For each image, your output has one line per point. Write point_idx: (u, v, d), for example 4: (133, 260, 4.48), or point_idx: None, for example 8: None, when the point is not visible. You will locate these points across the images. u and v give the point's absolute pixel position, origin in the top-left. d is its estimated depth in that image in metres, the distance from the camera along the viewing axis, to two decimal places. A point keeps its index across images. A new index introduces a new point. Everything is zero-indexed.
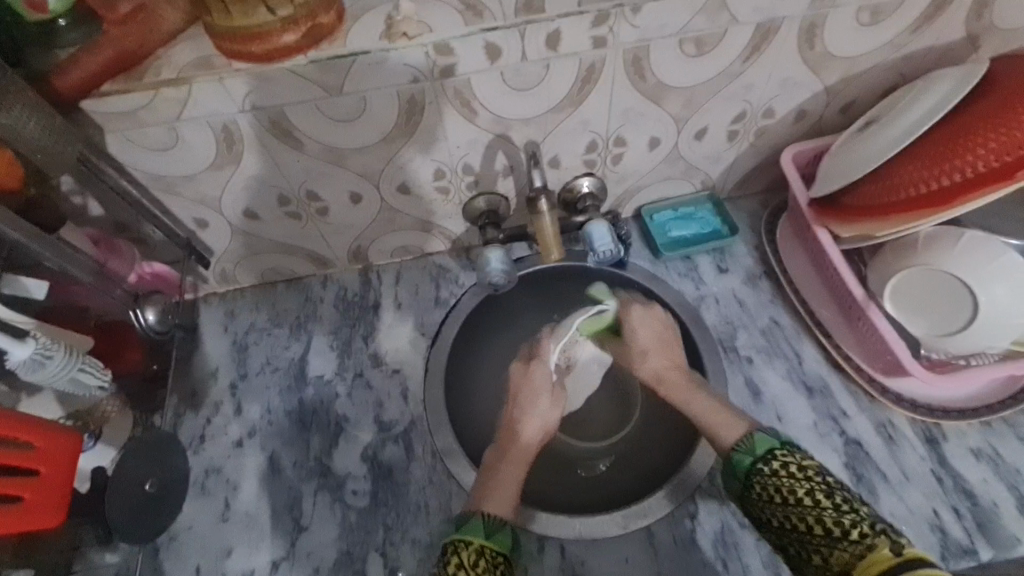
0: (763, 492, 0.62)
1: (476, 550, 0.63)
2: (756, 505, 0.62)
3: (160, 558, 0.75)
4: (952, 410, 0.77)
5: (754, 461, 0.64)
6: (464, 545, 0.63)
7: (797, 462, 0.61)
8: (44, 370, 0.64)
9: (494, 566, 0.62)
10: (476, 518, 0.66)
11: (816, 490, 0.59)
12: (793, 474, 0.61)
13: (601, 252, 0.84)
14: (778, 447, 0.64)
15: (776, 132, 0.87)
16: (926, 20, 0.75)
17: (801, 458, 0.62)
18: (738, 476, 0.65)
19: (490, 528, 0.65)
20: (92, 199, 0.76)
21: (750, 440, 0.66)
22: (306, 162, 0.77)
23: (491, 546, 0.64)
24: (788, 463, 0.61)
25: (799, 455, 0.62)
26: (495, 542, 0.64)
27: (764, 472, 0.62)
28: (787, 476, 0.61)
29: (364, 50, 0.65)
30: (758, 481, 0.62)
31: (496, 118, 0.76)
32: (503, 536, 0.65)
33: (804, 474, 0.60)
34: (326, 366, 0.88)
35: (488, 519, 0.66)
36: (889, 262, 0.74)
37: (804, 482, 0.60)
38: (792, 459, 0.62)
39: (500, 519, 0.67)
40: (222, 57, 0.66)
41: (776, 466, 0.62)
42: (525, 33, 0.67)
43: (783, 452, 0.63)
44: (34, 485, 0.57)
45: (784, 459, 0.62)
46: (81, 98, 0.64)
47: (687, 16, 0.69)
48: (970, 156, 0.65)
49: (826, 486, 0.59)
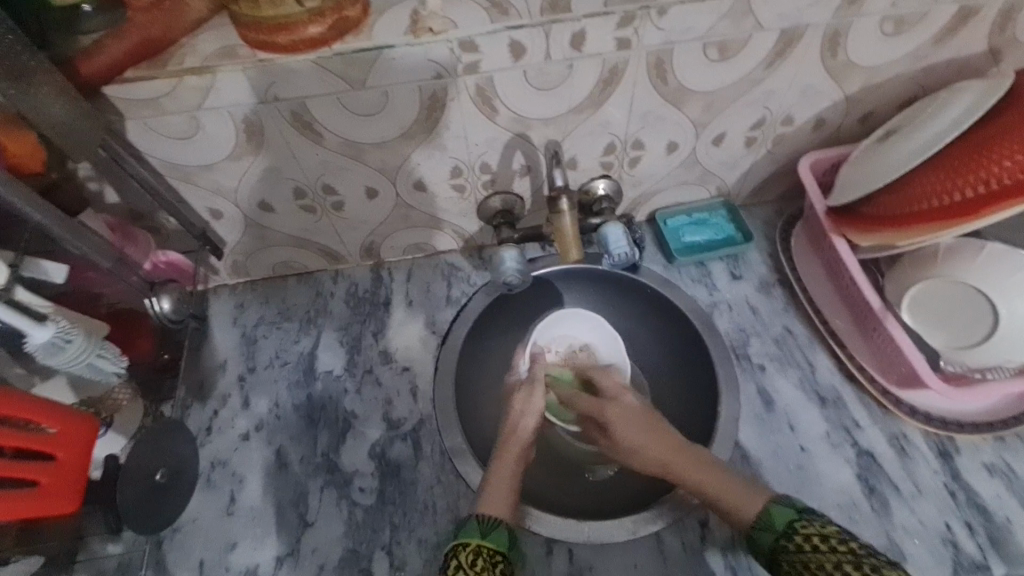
0: (792, 570, 0.61)
1: (473, 551, 0.64)
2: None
3: (164, 550, 0.74)
4: (967, 424, 0.77)
5: (776, 538, 0.63)
6: (462, 548, 0.65)
7: (819, 533, 0.61)
8: (63, 355, 0.63)
9: (492, 564, 0.64)
10: (472, 521, 0.68)
11: (844, 563, 0.58)
12: (819, 547, 0.60)
13: (616, 255, 0.83)
14: (798, 519, 0.63)
15: (793, 139, 0.87)
16: (949, 33, 0.75)
17: (822, 527, 0.61)
18: (764, 552, 0.64)
19: (485, 528, 0.67)
20: (108, 186, 0.76)
21: (767, 515, 0.64)
22: (324, 156, 0.77)
23: (489, 545, 0.65)
24: (812, 537, 0.61)
25: (818, 522, 0.61)
26: (492, 542, 0.66)
27: (789, 548, 0.62)
28: (812, 550, 0.60)
29: (389, 44, 0.65)
30: (787, 561, 0.61)
31: (516, 117, 0.76)
32: (500, 536, 0.67)
33: (829, 546, 0.59)
34: (335, 362, 0.87)
35: (482, 520, 0.68)
36: (908, 272, 0.75)
37: (832, 556, 0.59)
38: (814, 531, 0.61)
39: (494, 519, 0.68)
40: (247, 47, 0.65)
41: (799, 540, 0.61)
42: (550, 33, 0.67)
43: (804, 525, 0.62)
44: (49, 471, 0.57)
45: (807, 532, 0.61)
46: (105, 84, 0.64)
47: (713, 21, 0.69)
48: (995, 167, 0.64)
49: (852, 555, 0.58)
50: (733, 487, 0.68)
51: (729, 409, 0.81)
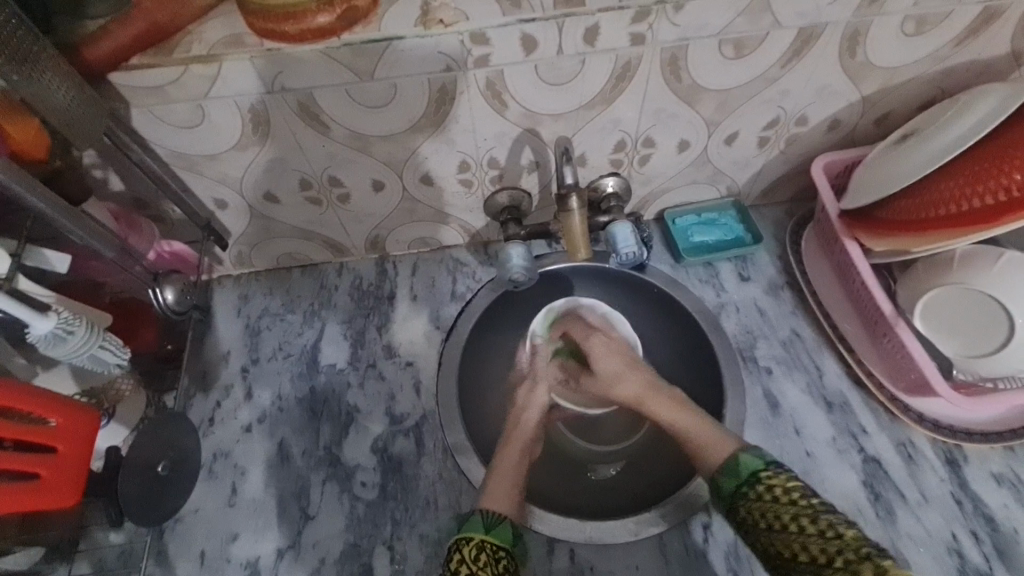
0: (749, 516, 0.62)
1: (477, 546, 0.64)
2: (741, 528, 0.63)
3: (165, 540, 0.74)
4: (976, 433, 0.76)
5: (738, 486, 0.64)
6: (465, 542, 0.65)
7: (782, 485, 0.61)
8: (65, 346, 0.63)
9: (496, 559, 0.64)
10: (476, 515, 0.67)
11: (800, 515, 0.59)
12: (779, 497, 0.61)
13: (624, 254, 0.82)
14: (763, 470, 0.63)
15: (807, 140, 0.86)
16: (971, 34, 0.74)
17: (785, 479, 0.61)
18: (725, 498, 0.65)
19: (489, 523, 0.66)
20: (113, 173, 0.75)
21: (734, 463, 0.65)
22: (331, 148, 0.76)
23: (491, 541, 0.65)
24: (773, 487, 0.61)
25: (784, 475, 0.62)
26: (496, 537, 0.65)
27: (750, 495, 0.63)
28: (771, 500, 0.61)
29: (398, 35, 0.64)
30: (745, 506, 0.62)
31: (527, 112, 0.75)
32: (503, 531, 0.66)
33: (788, 498, 0.60)
34: (339, 355, 0.87)
35: (486, 515, 0.67)
36: (922, 279, 0.74)
37: (789, 507, 0.60)
38: (777, 482, 0.62)
39: (498, 514, 0.67)
40: (254, 36, 0.64)
41: (761, 489, 0.62)
42: (564, 27, 0.66)
43: (769, 476, 0.63)
44: (50, 464, 0.57)
45: (770, 483, 0.62)
46: (110, 71, 0.63)
47: (729, 17, 0.67)
48: (1016, 174, 0.63)
49: (811, 509, 0.59)
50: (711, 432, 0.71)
51: (734, 412, 0.80)
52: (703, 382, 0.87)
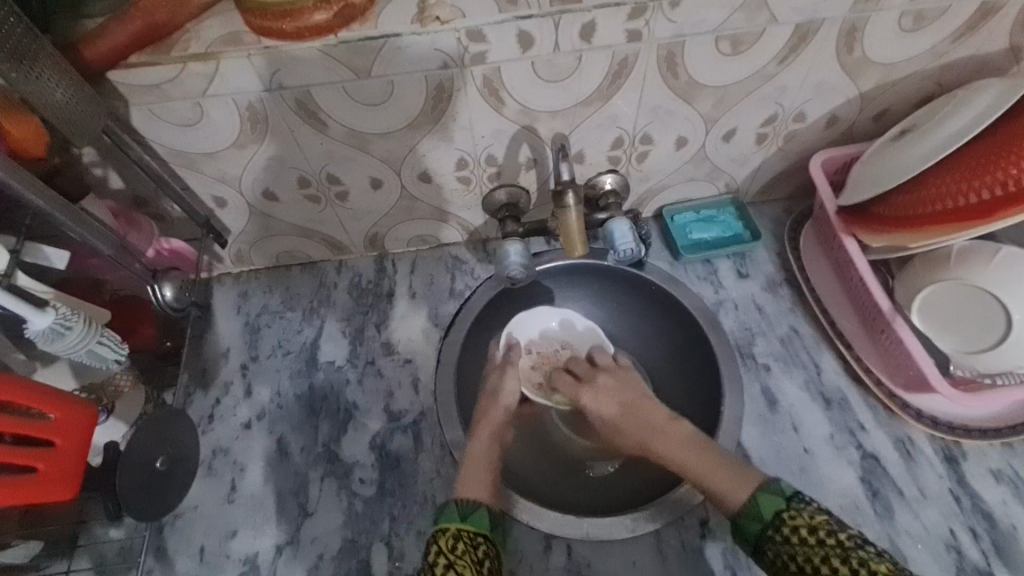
0: (777, 559, 0.61)
1: (453, 535, 0.64)
2: (772, 569, 0.62)
3: (164, 535, 0.75)
4: (974, 429, 0.76)
5: (762, 528, 0.62)
6: (442, 533, 0.64)
7: (807, 524, 0.60)
8: (62, 341, 0.63)
9: (474, 546, 0.64)
10: (451, 506, 0.67)
11: (831, 557, 0.58)
12: (807, 539, 0.59)
13: (622, 251, 0.81)
14: (786, 509, 0.62)
15: (804, 137, 0.86)
16: (969, 30, 0.74)
17: (810, 518, 0.60)
18: (749, 539, 0.63)
19: (465, 512, 0.66)
20: (113, 171, 0.75)
21: (754, 505, 0.64)
22: (329, 146, 0.76)
23: (467, 528, 0.65)
24: (799, 528, 0.60)
25: (807, 514, 0.61)
26: (472, 524, 0.65)
27: (776, 537, 0.61)
28: (800, 543, 0.60)
29: (395, 32, 0.64)
30: (772, 549, 0.61)
31: (524, 109, 0.75)
32: (480, 518, 0.66)
33: (816, 539, 0.59)
34: (337, 353, 0.87)
35: (462, 504, 0.67)
36: (919, 275, 0.74)
37: (820, 548, 0.58)
38: (801, 522, 0.60)
39: (475, 502, 0.68)
40: (251, 33, 0.64)
41: (786, 532, 0.61)
42: (560, 24, 0.66)
43: (791, 515, 0.61)
44: (49, 457, 0.57)
45: (795, 523, 0.61)
46: (109, 69, 0.63)
47: (725, 14, 0.68)
48: (1012, 168, 0.63)
49: (840, 548, 0.58)
50: (727, 474, 0.67)
51: (732, 408, 0.80)
52: (701, 378, 0.88)
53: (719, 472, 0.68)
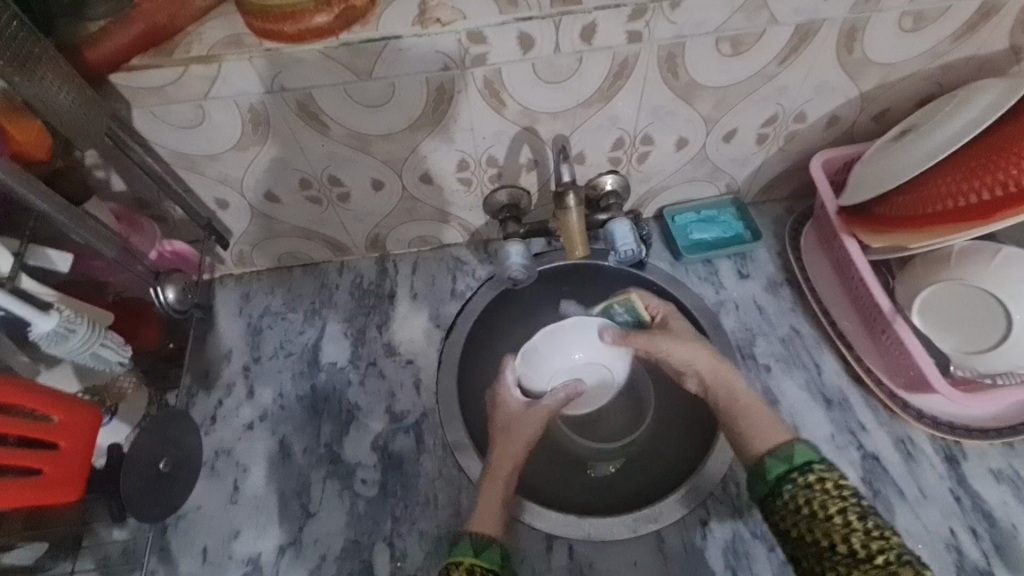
0: (790, 501, 0.63)
1: (466, 570, 0.64)
2: (778, 514, 0.64)
3: (167, 536, 0.75)
4: (974, 429, 0.76)
5: (787, 472, 0.65)
6: (455, 567, 0.64)
7: (833, 480, 0.63)
8: (66, 344, 0.63)
9: None
10: (464, 541, 0.67)
11: (848, 510, 0.60)
12: (828, 490, 0.62)
13: (623, 251, 0.81)
14: (817, 462, 0.65)
15: (805, 137, 0.86)
16: (969, 30, 0.74)
17: (838, 477, 0.63)
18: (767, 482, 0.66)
19: (479, 546, 0.66)
20: (115, 173, 0.76)
21: (789, 449, 0.66)
22: (330, 147, 0.76)
23: (480, 564, 0.65)
24: (824, 480, 0.63)
25: (837, 473, 0.63)
26: (484, 560, 0.65)
27: (797, 480, 0.64)
28: (821, 489, 0.62)
29: (397, 34, 0.64)
30: (789, 490, 0.63)
31: (525, 111, 0.75)
32: (492, 554, 0.66)
33: (839, 492, 0.61)
34: (339, 354, 0.87)
35: (475, 538, 0.67)
36: (920, 276, 0.74)
37: (838, 500, 0.61)
38: (829, 476, 0.63)
39: (488, 537, 0.67)
40: (253, 36, 0.65)
41: (811, 478, 0.63)
42: (561, 25, 0.66)
43: (822, 469, 0.64)
44: (53, 460, 0.58)
45: (822, 474, 0.63)
46: (111, 72, 0.64)
47: (725, 15, 0.68)
48: (1012, 169, 0.63)
49: (859, 507, 0.61)
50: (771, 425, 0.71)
51: None
52: None
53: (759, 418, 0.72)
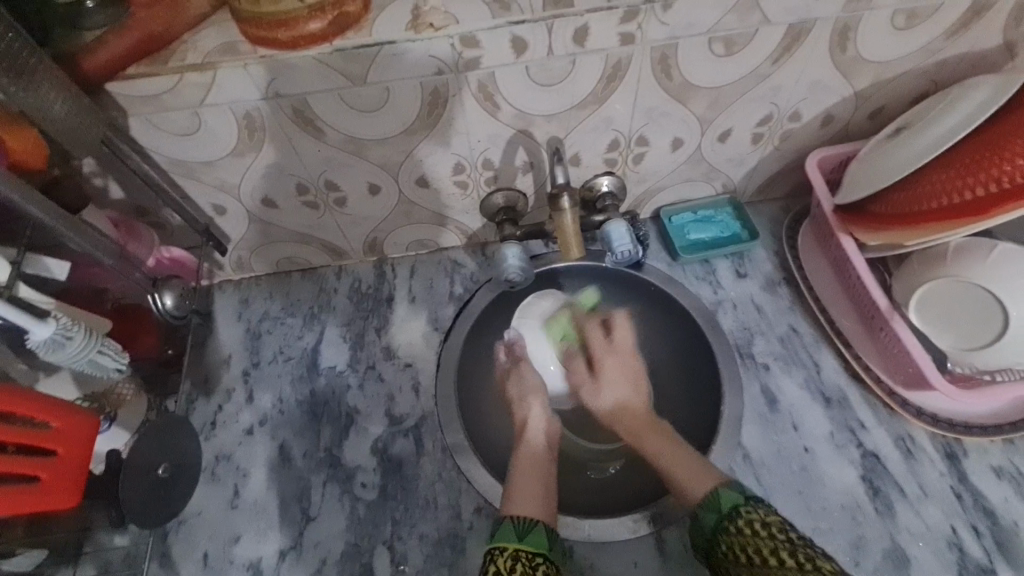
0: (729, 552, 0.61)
1: (511, 556, 0.61)
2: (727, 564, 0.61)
3: (168, 541, 0.75)
4: (975, 426, 0.76)
5: (720, 519, 0.63)
6: (500, 553, 0.62)
7: (761, 519, 0.60)
8: (64, 352, 0.64)
9: (532, 567, 0.61)
10: (507, 524, 0.65)
11: (779, 548, 0.57)
12: (758, 531, 0.59)
13: (619, 252, 0.81)
14: (742, 504, 0.63)
15: (801, 136, 0.86)
16: (963, 26, 0.74)
17: (764, 514, 0.61)
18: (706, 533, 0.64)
19: (522, 531, 0.64)
20: (112, 181, 0.76)
21: (713, 497, 0.65)
22: (327, 153, 0.76)
23: (526, 548, 0.62)
24: (752, 521, 0.60)
25: (763, 509, 0.61)
26: (529, 544, 0.63)
27: (729, 529, 0.61)
28: (751, 534, 0.60)
29: (389, 40, 0.65)
30: (725, 542, 0.61)
31: (520, 114, 0.75)
32: (537, 537, 0.64)
33: (767, 532, 0.59)
34: (338, 358, 0.88)
35: (517, 522, 0.65)
36: (917, 272, 0.74)
37: (767, 539, 0.58)
38: (755, 517, 0.61)
39: (531, 519, 0.65)
40: (247, 43, 0.65)
41: (740, 524, 0.61)
42: (553, 28, 0.66)
43: (748, 509, 0.62)
44: (52, 466, 0.58)
45: (749, 516, 0.61)
46: (106, 81, 0.64)
47: (717, 15, 0.68)
48: (1007, 165, 0.63)
49: (790, 543, 0.58)
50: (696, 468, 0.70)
51: (730, 409, 0.80)
52: (701, 378, 0.88)
53: (686, 466, 0.71)
